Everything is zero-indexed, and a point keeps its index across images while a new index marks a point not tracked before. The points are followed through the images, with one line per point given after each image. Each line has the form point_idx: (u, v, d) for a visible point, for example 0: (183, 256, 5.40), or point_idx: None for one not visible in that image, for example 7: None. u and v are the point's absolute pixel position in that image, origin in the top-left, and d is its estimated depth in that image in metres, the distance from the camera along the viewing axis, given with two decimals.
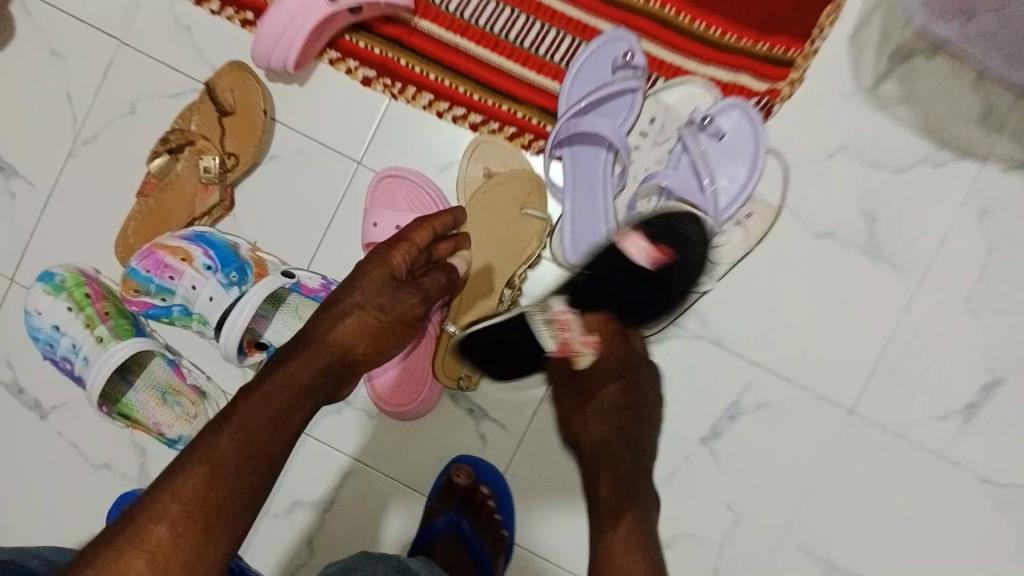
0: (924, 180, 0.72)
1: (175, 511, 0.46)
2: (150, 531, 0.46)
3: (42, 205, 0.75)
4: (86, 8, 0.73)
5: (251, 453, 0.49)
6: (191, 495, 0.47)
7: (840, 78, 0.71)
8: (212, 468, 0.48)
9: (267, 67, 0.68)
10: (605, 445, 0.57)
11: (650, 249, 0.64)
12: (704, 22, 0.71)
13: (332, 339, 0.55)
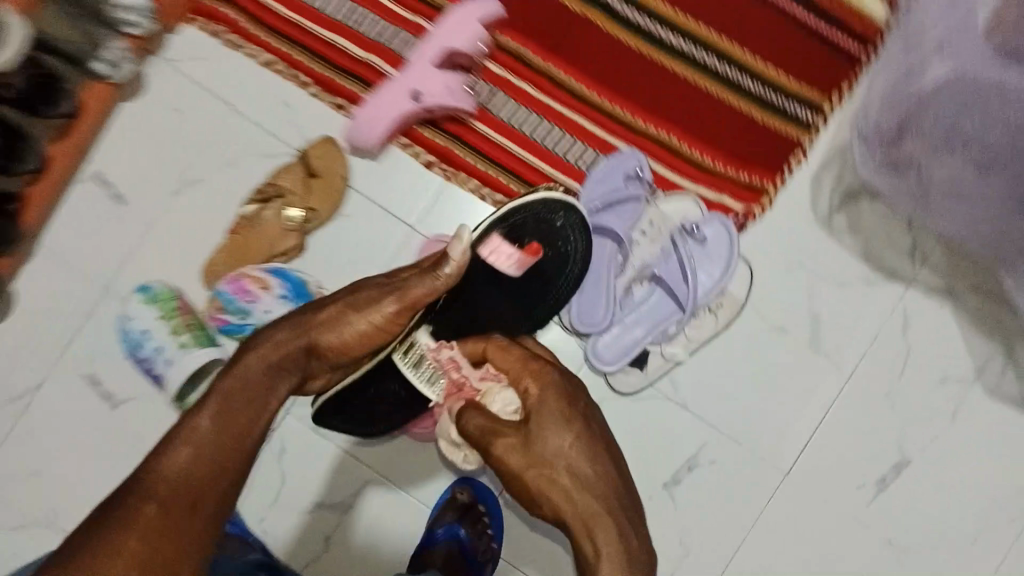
0: (861, 294, 0.90)
1: (164, 492, 0.55)
2: (141, 507, 0.54)
3: (146, 229, 0.91)
4: (212, 78, 0.91)
5: (212, 447, 0.58)
6: (171, 482, 0.56)
7: (801, 208, 0.91)
8: (197, 455, 0.57)
9: (356, 145, 0.89)
10: (582, 505, 0.64)
11: (518, 253, 0.79)
12: (698, 151, 0.91)
13: (311, 331, 0.67)
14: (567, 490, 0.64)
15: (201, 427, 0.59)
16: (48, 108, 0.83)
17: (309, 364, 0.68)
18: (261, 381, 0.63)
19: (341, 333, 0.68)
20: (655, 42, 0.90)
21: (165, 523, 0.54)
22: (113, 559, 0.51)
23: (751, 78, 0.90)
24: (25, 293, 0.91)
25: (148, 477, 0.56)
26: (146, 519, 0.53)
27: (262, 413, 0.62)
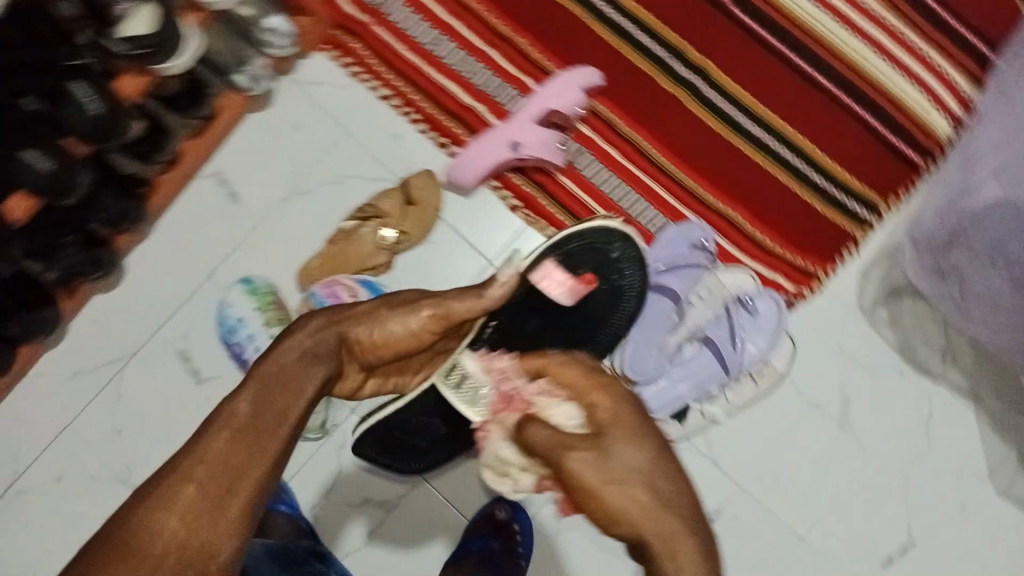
0: (893, 383, 0.98)
1: (202, 476, 0.54)
2: (181, 489, 0.53)
3: (253, 227, 1.01)
4: (337, 105, 1.03)
5: (253, 432, 0.56)
6: (215, 462, 0.54)
7: (846, 297, 0.99)
8: (233, 443, 0.55)
9: (450, 181, 1.00)
10: (656, 525, 0.52)
11: (569, 281, 0.87)
12: (759, 230, 1.00)
13: (345, 326, 0.64)
14: (642, 512, 0.52)
15: (240, 410, 0.56)
16: (189, 112, 0.93)
17: (342, 356, 0.64)
18: (299, 370, 0.60)
19: (379, 330, 0.65)
20: (735, 128, 1.01)
21: (207, 503, 0.53)
22: (157, 536, 0.52)
23: (817, 172, 1.00)
24: (136, 268, 1.01)
25: (188, 459, 0.55)
26: (184, 500, 0.53)
27: (297, 401, 0.58)
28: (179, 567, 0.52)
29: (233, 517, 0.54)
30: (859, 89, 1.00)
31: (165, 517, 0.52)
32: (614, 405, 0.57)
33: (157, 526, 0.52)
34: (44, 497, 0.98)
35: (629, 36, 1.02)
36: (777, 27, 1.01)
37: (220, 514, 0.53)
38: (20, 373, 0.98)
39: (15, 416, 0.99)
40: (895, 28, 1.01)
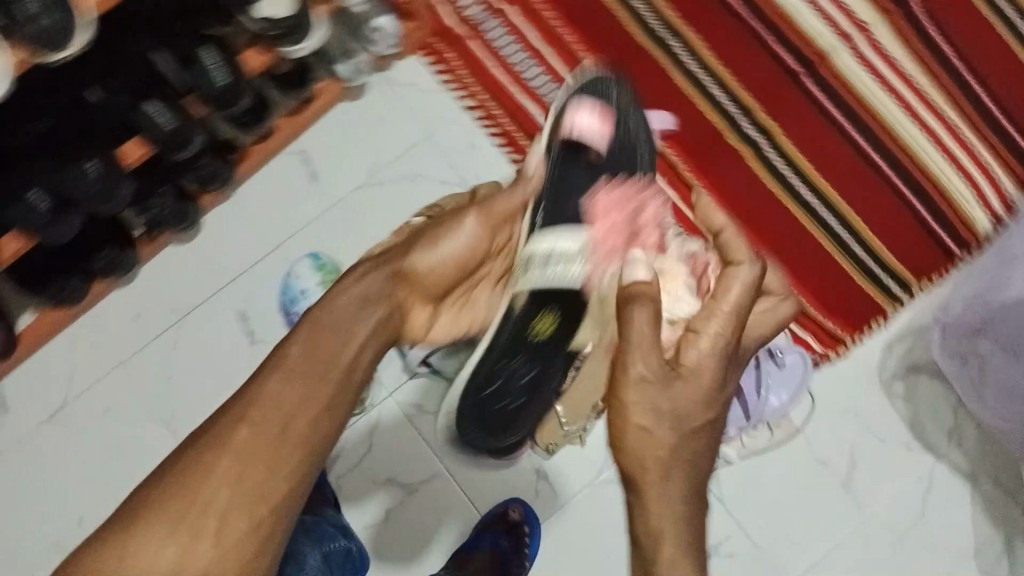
0: (898, 454, 1.03)
1: (257, 419, 0.57)
2: (235, 429, 0.57)
3: (327, 207, 1.08)
4: (421, 107, 1.10)
5: (307, 374, 0.60)
6: (271, 405, 0.58)
7: (868, 366, 1.05)
8: (288, 383, 0.59)
9: None
10: (668, 491, 0.61)
11: (590, 115, 0.87)
12: (797, 290, 1.07)
13: (397, 263, 0.68)
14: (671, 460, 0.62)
15: (294, 352, 0.60)
16: (297, 93, 1.01)
17: (397, 293, 0.67)
18: (357, 307, 0.64)
19: (428, 256, 0.69)
20: (790, 191, 1.07)
21: (262, 445, 0.56)
22: (214, 473, 0.55)
23: (860, 245, 1.07)
24: (212, 227, 1.07)
25: (244, 402, 0.59)
26: (241, 440, 0.56)
27: (352, 341, 0.62)
28: (233, 508, 0.55)
29: (290, 462, 0.57)
30: (912, 175, 1.07)
31: (220, 457, 0.56)
32: (726, 347, 0.63)
33: (211, 467, 0.56)
34: (88, 425, 1.03)
35: (706, 88, 1.08)
36: (845, 105, 1.07)
37: (276, 456, 0.56)
38: (88, 305, 1.04)
39: (76, 344, 1.05)
40: (955, 125, 1.07)
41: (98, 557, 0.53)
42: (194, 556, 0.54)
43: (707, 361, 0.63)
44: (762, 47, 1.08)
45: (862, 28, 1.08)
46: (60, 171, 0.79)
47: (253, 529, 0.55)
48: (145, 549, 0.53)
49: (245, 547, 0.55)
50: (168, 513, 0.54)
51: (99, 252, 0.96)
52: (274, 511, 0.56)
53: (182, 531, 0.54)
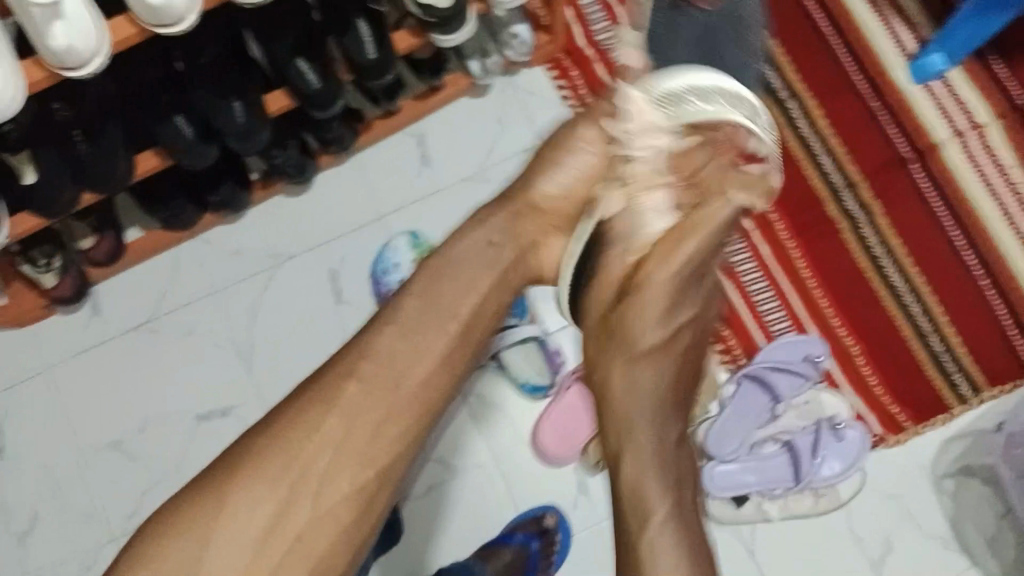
0: (934, 551, 1.03)
1: (365, 374, 0.63)
2: (343, 386, 0.63)
3: (432, 190, 1.12)
4: (539, 116, 1.13)
5: (418, 334, 0.65)
6: (381, 363, 0.64)
7: (921, 458, 1.06)
8: (401, 338, 0.65)
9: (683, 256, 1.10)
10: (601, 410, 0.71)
11: None
12: (868, 368, 1.08)
13: (521, 198, 0.70)
14: (633, 409, 0.68)
15: (410, 305, 0.66)
16: (430, 79, 1.04)
17: (523, 228, 0.69)
18: (477, 252, 0.67)
19: (548, 184, 0.69)
20: (879, 270, 1.09)
21: (370, 404, 0.63)
22: (319, 433, 0.62)
23: (937, 338, 1.07)
24: (322, 186, 1.12)
25: (358, 349, 0.64)
26: (335, 410, 0.62)
27: (473, 292, 0.67)
28: (337, 468, 0.62)
29: (395, 424, 0.63)
30: (1002, 281, 1.08)
31: (325, 417, 0.62)
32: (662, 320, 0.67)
33: (316, 425, 0.62)
34: (170, 343, 1.09)
35: (817, 156, 1.10)
36: (950, 199, 1.09)
37: (382, 419, 0.63)
38: (193, 234, 1.09)
39: (172, 268, 1.10)
40: None
41: (202, 500, 0.61)
42: (293, 513, 0.61)
43: (655, 297, 0.66)
44: (878, 127, 1.11)
45: (978, 128, 1.10)
46: (212, 104, 0.84)
47: (356, 491, 0.62)
48: (245, 499, 0.60)
49: (342, 510, 0.62)
50: (268, 475, 0.61)
51: (218, 187, 1.00)
52: (376, 476, 0.63)
53: (280, 494, 0.61)
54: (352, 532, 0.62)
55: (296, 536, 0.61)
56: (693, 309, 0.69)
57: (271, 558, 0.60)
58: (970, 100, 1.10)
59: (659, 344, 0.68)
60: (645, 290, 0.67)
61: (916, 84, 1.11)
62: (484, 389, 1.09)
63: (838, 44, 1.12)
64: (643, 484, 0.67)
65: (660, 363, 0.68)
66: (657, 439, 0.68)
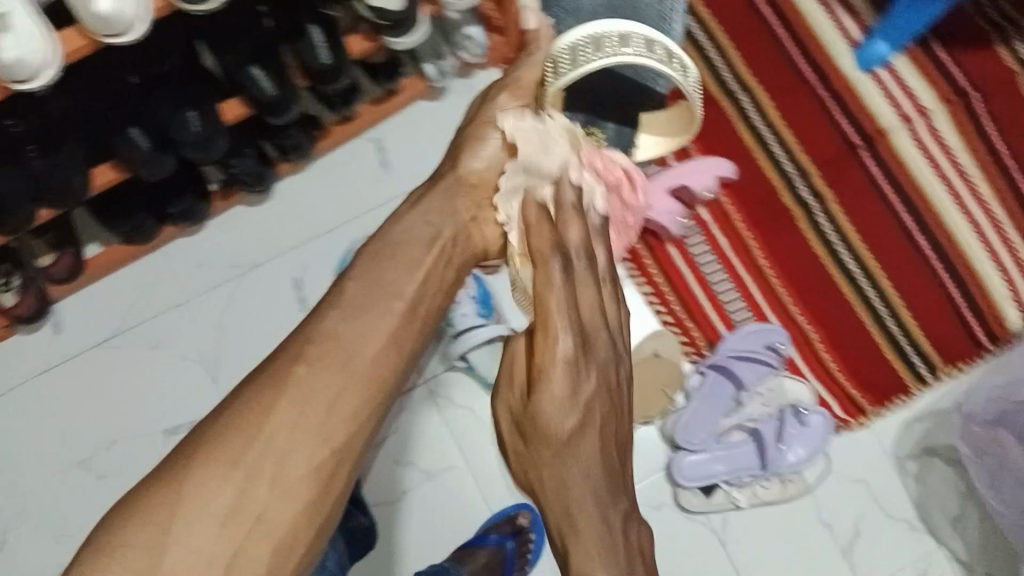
0: (901, 532, 1.05)
1: (314, 357, 0.56)
2: (293, 367, 0.55)
3: (392, 194, 1.12)
4: None
5: (366, 312, 0.58)
6: (329, 343, 0.56)
7: (885, 440, 1.08)
8: (343, 321, 0.57)
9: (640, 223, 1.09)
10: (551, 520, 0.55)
11: None
12: (829, 354, 1.10)
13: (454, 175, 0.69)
14: (568, 496, 0.54)
15: (353, 287, 0.59)
16: (386, 84, 1.04)
17: (461, 203, 0.68)
18: (417, 228, 0.65)
19: (477, 158, 0.69)
20: (835, 258, 1.11)
21: (323, 382, 0.55)
22: (275, 412, 0.54)
23: (893, 320, 1.10)
24: (282, 194, 1.12)
25: (304, 331, 0.57)
26: (251, 398, 0.54)
27: (417, 269, 0.62)
28: (295, 446, 0.53)
29: (350, 400, 0.55)
30: (954, 262, 1.10)
31: (278, 398, 0.54)
32: (575, 398, 0.55)
33: (270, 406, 0.54)
34: (136, 357, 1.08)
35: (769, 148, 1.12)
36: (900, 185, 1.11)
37: (337, 396, 0.55)
38: (154, 247, 1.08)
39: (134, 282, 1.09)
40: (998, 220, 1.11)
41: (145, 501, 0.51)
42: (252, 497, 0.52)
43: (559, 371, 0.56)
44: (827, 116, 1.13)
45: (924, 113, 1.12)
46: (169, 116, 0.83)
47: (316, 472, 0.54)
48: (200, 490, 0.51)
49: (304, 491, 0.53)
50: (225, 453, 0.52)
51: (178, 199, 1.00)
52: (336, 454, 0.54)
53: (238, 475, 0.52)
54: (314, 520, 0.53)
55: (260, 514, 0.52)
56: (599, 377, 0.57)
57: (238, 538, 0.51)
58: (916, 85, 1.13)
59: (576, 424, 0.55)
60: (543, 368, 0.56)
61: (862, 71, 1.13)
62: (453, 391, 1.09)
63: (785, 37, 1.14)
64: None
65: (585, 445, 0.55)
66: (608, 521, 0.53)
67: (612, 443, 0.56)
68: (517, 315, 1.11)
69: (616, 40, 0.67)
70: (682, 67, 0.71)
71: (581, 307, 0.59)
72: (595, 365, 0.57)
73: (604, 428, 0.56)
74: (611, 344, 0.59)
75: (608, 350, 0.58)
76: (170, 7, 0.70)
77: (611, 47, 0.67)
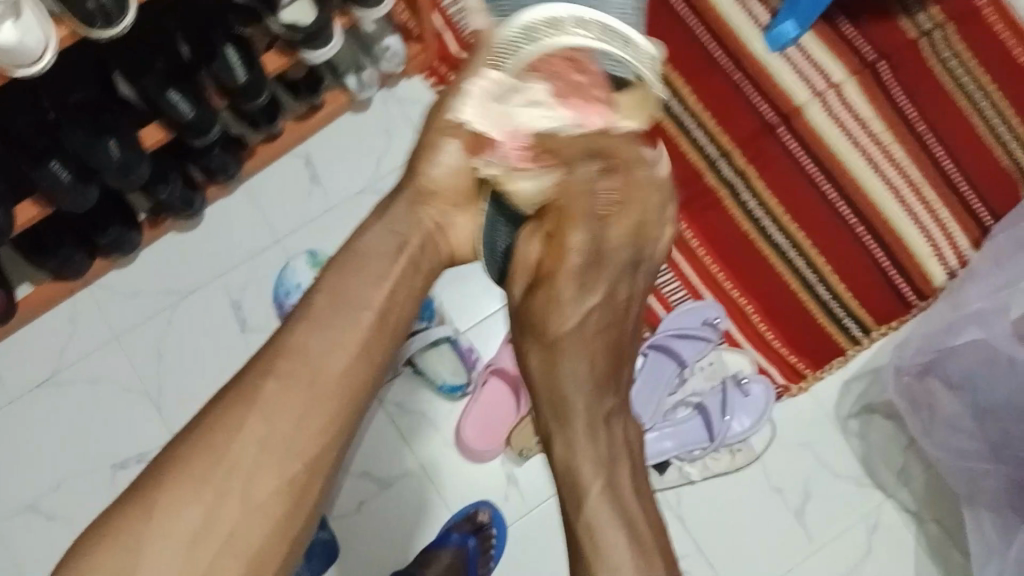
0: (849, 490, 1.08)
1: (283, 371, 0.57)
2: (260, 383, 0.56)
3: (326, 208, 1.13)
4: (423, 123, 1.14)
5: (332, 325, 0.59)
6: (297, 357, 0.57)
7: (826, 402, 1.11)
8: (311, 333, 0.58)
9: None
10: (552, 408, 0.63)
11: None
12: (765, 325, 1.13)
13: (411, 185, 0.65)
14: (563, 392, 0.62)
15: (319, 300, 0.60)
16: (308, 98, 1.04)
17: (423, 212, 0.65)
18: (381, 236, 0.63)
19: (439, 159, 0.64)
20: (763, 231, 1.14)
21: (290, 398, 0.56)
22: (242, 432, 0.55)
23: (824, 287, 1.14)
24: (214, 217, 1.11)
25: (270, 352, 0.58)
26: (216, 419, 0.56)
27: (383, 281, 0.61)
28: (263, 463, 0.55)
29: (318, 416, 0.56)
30: (876, 226, 1.14)
31: (247, 414, 0.56)
32: (586, 312, 0.63)
33: (239, 423, 0.55)
34: (78, 394, 1.07)
35: (691, 132, 1.15)
36: (819, 157, 1.15)
37: (307, 412, 0.56)
38: (87, 282, 1.07)
39: (71, 319, 1.08)
40: (916, 182, 1.15)
41: (116, 520, 0.53)
42: (220, 516, 0.54)
43: (568, 274, 0.61)
44: (743, 97, 1.16)
45: (836, 85, 1.16)
46: (87, 146, 0.82)
47: (285, 486, 0.56)
48: (168, 508, 0.53)
49: (273, 506, 0.55)
50: (195, 473, 0.54)
51: (106, 230, 0.99)
52: (308, 468, 0.56)
53: (206, 491, 0.54)
54: (286, 532, 0.56)
55: (229, 532, 0.54)
56: (603, 296, 0.63)
57: (203, 561, 0.53)
58: (826, 62, 1.17)
59: (575, 328, 0.62)
60: (551, 282, 0.62)
61: (773, 52, 1.17)
62: (404, 397, 1.10)
63: (696, 23, 1.17)
64: (578, 464, 0.61)
65: (579, 349, 0.63)
66: (593, 415, 0.62)
67: (611, 346, 0.65)
68: (462, 316, 1.13)
69: (547, 27, 0.61)
70: (626, 41, 0.64)
71: (620, 213, 0.62)
72: (602, 283, 0.63)
73: (601, 336, 0.64)
74: (631, 254, 0.63)
75: (616, 268, 0.63)
76: (76, 35, 0.70)
77: (545, 35, 0.61)
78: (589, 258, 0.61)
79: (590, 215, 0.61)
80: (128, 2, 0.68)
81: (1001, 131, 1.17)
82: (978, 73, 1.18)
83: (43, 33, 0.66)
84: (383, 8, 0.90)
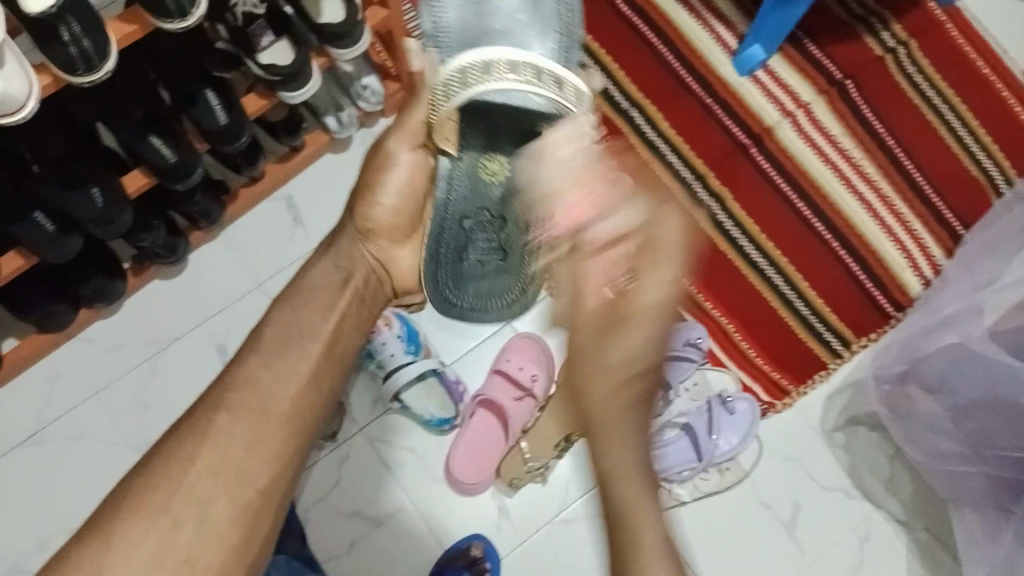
0: (840, 501, 1.09)
1: (232, 404, 0.62)
2: (213, 417, 0.61)
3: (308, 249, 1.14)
4: None
5: (283, 359, 0.65)
6: (247, 389, 0.63)
7: (811, 415, 1.13)
8: (263, 367, 0.64)
9: None
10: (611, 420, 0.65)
11: None
12: (748, 343, 1.15)
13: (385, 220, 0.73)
14: (614, 430, 0.65)
15: (269, 333, 0.66)
16: (289, 140, 1.06)
17: (364, 249, 0.74)
18: (328, 274, 0.72)
19: (380, 204, 0.73)
20: (739, 250, 1.16)
21: (239, 428, 0.61)
22: (194, 462, 0.59)
23: (803, 303, 1.16)
24: (196, 264, 1.12)
25: (220, 387, 0.63)
26: (173, 448, 0.59)
27: (330, 313, 0.69)
28: (216, 490, 0.59)
29: (270, 444, 0.61)
30: (849, 240, 1.17)
31: (198, 446, 0.59)
32: (655, 356, 0.63)
33: (190, 456, 0.59)
34: (64, 447, 1.07)
35: (665, 158, 1.18)
36: (791, 176, 1.18)
37: (258, 439, 0.61)
38: (70, 334, 1.08)
39: (54, 371, 1.08)
40: (887, 197, 1.18)
41: (79, 551, 0.55)
42: (174, 544, 0.56)
43: (635, 326, 0.62)
44: (714, 120, 1.19)
45: (803, 106, 1.20)
46: (67, 197, 0.83)
47: (240, 516, 0.59)
48: (129, 539, 0.55)
49: (228, 536, 0.58)
50: (153, 500, 0.57)
51: (89, 280, 0.99)
52: (260, 495, 0.60)
53: (164, 520, 0.56)
54: (242, 560, 0.58)
55: (188, 558, 0.56)
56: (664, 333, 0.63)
57: None
58: (792, 83, 1.20)
59: (636, 367, 0.63)
60: (627, 323, 0.62)
61: (741, 76, 1.20)
62: (394, 433, 1.10)
63: (663, 52, 1.20)
64: (623, 482, 0.68)
65: (633, 383, 0.64)
66: (634, 437, 0.66)
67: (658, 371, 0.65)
68: (446, 348, 1.14)
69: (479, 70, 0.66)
70: (559, 82, 0.67)
71: (660, 249, 0.62)
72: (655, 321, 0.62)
73: (651, 373, 0.64)
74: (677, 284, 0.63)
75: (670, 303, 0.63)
76: (58, 82, 0.72)
77: (478, 77, 0.66)
78: (645, 302, 0.62)
79: (642, 272, 0.62)
80: (108, 47, 0.70)
81: (965, 142, 1.21)
82: (941, 89, 1.22)
83: (26, 80, 0.67)
84: (356, 49, 0.93)
